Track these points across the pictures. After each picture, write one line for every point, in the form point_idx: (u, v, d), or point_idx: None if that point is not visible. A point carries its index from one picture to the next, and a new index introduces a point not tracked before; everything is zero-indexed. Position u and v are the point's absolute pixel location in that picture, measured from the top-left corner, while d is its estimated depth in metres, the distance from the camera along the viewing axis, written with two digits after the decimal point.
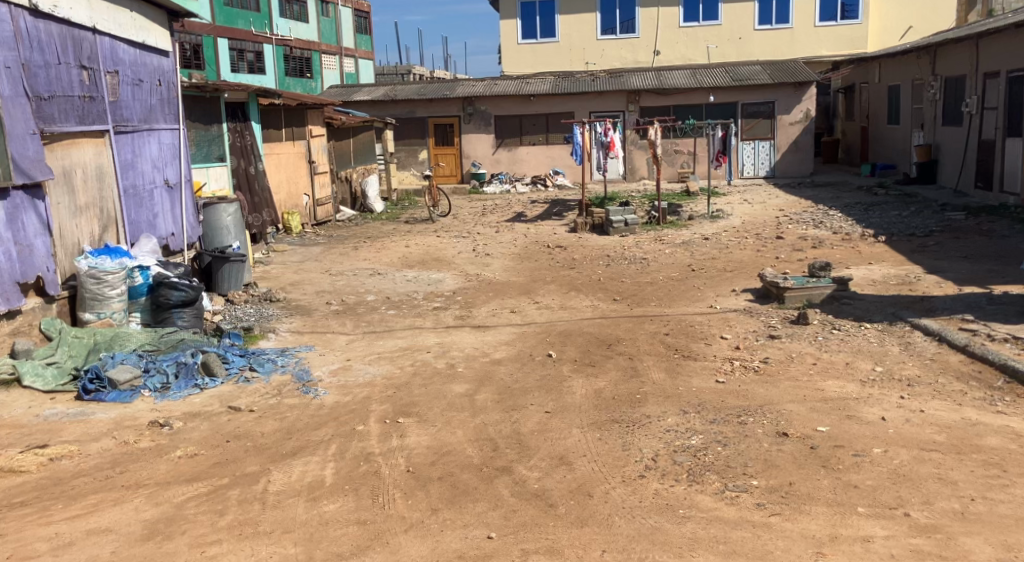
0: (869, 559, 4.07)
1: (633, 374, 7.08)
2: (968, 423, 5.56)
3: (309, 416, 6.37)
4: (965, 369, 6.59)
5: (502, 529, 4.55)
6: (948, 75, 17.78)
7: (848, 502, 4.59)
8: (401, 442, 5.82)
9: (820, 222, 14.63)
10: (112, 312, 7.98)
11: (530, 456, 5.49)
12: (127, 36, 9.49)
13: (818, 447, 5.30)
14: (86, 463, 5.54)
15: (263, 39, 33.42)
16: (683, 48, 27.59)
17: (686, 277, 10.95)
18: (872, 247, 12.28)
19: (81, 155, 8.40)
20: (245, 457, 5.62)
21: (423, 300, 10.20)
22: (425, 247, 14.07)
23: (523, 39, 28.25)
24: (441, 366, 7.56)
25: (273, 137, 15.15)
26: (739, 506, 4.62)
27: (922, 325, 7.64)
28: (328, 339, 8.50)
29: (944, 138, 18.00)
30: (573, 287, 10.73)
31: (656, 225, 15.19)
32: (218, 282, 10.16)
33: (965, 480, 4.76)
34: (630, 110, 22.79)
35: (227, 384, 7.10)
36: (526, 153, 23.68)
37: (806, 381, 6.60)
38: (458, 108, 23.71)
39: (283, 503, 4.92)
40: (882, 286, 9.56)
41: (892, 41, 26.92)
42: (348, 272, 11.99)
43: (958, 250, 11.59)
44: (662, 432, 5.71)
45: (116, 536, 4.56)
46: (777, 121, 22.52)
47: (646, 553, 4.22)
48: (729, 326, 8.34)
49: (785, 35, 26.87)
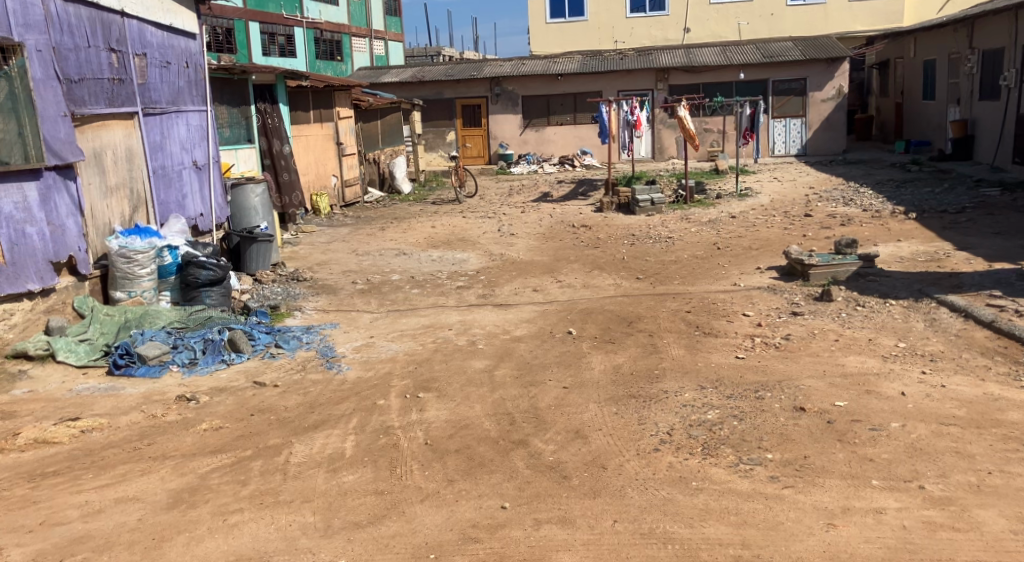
0: (881, 530, 4.06)
1: (652, 351, 7.09)
2: (989, 398, 5.50)
3: (332, 391, 6.49)
4: (989, 344, 6.51)
5: (516, 500, 4.61)
6: (986, 48, 17.34)
7: (862, 475, 4.58)
8: (421, 415, 5.90)
9: (850, 199, 14.41)
10: (143, 291, 8.15)
11: (546, 430, 5.55)
12: (154, 18, 9.62)
13: (835, 421, 5.28)
14: (116, 435, 5.70)
15: (294, 22, 33.56)
16: (713, 25, 27.23)
17: (711, 255, 10.88)
18: (903, 224, 12.11)
19: (112, 137, 8.58)
20: (269, 430, 5.75)
21: (447, 280, 10.26)
22: (450, 228, 14.13)
23: (552, 19, 28.10)
24: (462, 343, 7.62)
25: (301, 119, 15.29)
26: (752, 479, 4.63)
27: (947, 302, 7.53)
28: (353, 318, 8.62)
29: (980, 112, 17.60)
30: (596, 266, 10.72)
31: (683, 204, 15.08)
32: (247, 262, 10.32)
33: (982, 453, 4.72)
34: (659, 89, 22.62)
35: (253, 360, 7.26)
36: (554, 133, 23.60)
37: (827, 357, 6.56)
38: (485, 88, 23.70)
39: (303, 473, 5.04)
40: (910, 264, 9.42)
41: (929, 14, 26.28)
42: (374, 252, 12.08)
43: (992, 226, 11.36)
44: (679, 406, 5.74)
45: (143, 504, 4.71)
46: (809, 98, 22.18)
47: (657, 523, 4.26)
48: (751, 303, 8.31)
49: (817, 10, 26.38)
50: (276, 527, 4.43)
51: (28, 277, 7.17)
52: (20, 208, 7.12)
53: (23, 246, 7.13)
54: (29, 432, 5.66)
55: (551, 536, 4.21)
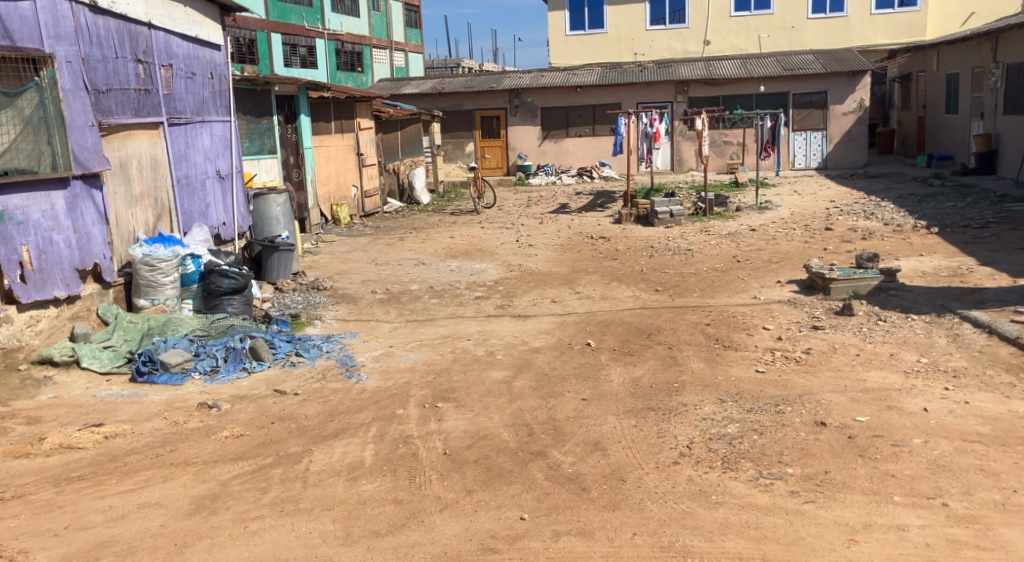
0: (903, 547, 4.03)
1: (671, 363, 7.08)
2: (1015, 415, 5.45)
3: (351, 399, 6.53)
4: (1014, 361, 6.45)
5: (535, 511, 4.61)
6: (1010, 62, 17.17)
7: (884, 491, 4.55)
8: (440, 426, 5.92)
9: (871, 213, 14.32)
10: (166, 298, 8.25)
11: (565, 441, 5.55)
12: (181, 30, 9.77)
13: (856, 436, 5.25)
14: (138, 441, 5.77)
15: (315, 33, 33.86)
16: (734, 38, 27.19)
17: (731, 268, 10.85)
18: (924, 238, 12.01)
19: (137, 146, 8.71)
20: (289, 438, 5.79)
21: (466, 290, 10.30)
22: (469, 238, 14.21)
23: (572, 31, 28.23)
24: (481, 353, 7.65)
25: (322, 130, 15.38)
26: (773, 493, 4.62)
27: (972, 317, 7.46)
28: (372, 327, 8.67)
29: (1005, 127, 17.44)
30: (616, 277, 10.74)
31: (703, 216, 15.04)
32: (268, 270, 10.42)
33: (1008, 471, 4.67)
34: (678, 101, 22.61)
35: (273, 368, 7.32)
36: (573, 144, 23.65)
37: (848, 372, 6.52)
38: (505, 100, 23.82)
39: (323, 482, 5.07)
40: (932, 279, 9.34)
41: (952, 28, 26.14)
42: (394, 262, 12.16)
43: (1016, 242, 11.24)
44: (698, 420, 5.72)
45: (165, 510, 4.75)
46: (830, 111, 22.10)
47: (676, 536, 4.25)
48: (771, 317, 8.27)
49: (839, 24, 26.31)
50: (296, 535, 4.45)
51: (54, 284, 7.28)
52: (48, 217, 7.23)
53: (50, 254, 7.24)
54: (54, 437, 5.74)
55: (571, 548, 4.21)
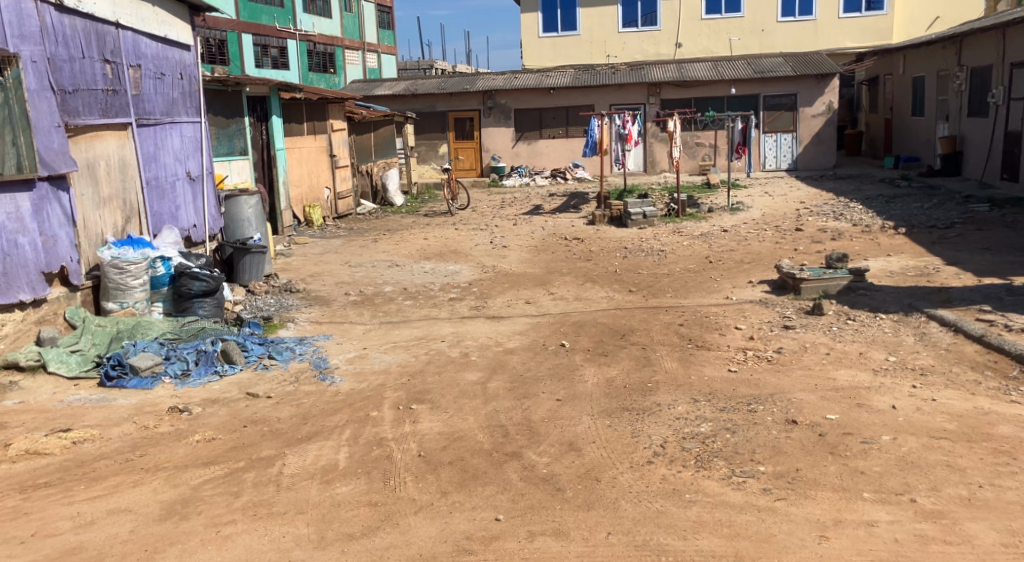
0: (872, 543, 4.09)
1: (645, 363, 7.12)
2: (979, 412, 5.55)
3: (325, 402, 6.49)
4: (979, 359, 6.57)
5: (510, 511, 4.62)
6: (974, 66, 17.49)
7: (854, 487, 4.62)
8: (414, 427, 5.90)
9: (841, 214, 14.54)
10: (135, 301, 8.13)
11: (540, 442, 5.56)
12: (150, 30, 9.65)
13: (826, 434, 5.31)
14: (107, 446, 5.69)
15: (286, 34, 33.63)
16: (705, 40, 27.42)
17: (704, 269, 10.95)
18: (892, 238, 12.20)
19: (105, 147, 8.58)
20: (262, 441, 5.74)
21: (440, 291, 10.30)
22: (443, 240, 14.17)
23: (545, 33, 28.29)
24: (456, 355, 7.63)
25: (294, 131, 15.28)
26: (745, 492, 4.66)
27: (938, 316, 7.59)
28: (345, 329, 8.62)
29: (969, 129, 17.76)
30: (589, 278, 10.77)
31: (675, 217, 15.17)
32: (240, 273, 10.32)
33: (973, 467, 4.76)
34: (651, 103, 22.79)
35: (246, 371, 7.25)
36: (546, 146, 23.70)
37: (818, 371, 6.60)
38: (478, 101, 23.81)
39: (297, 485, 5.03)
40: (900, 278, 9.49)
41: (918, 32, 26.56)
42: (367, 264, 12.11)
43: (981, 242, 11.46)
44: (672, 419, 5.76)
45: (135, 515, 4.69)
46: (799, 113, 22.36)
47: (650, 535, 4.27)
48: (743, 317, 8.35)
49: (808, 27, 26.64)
50: (269, 539, 4.42)
51: (19, 287, 7.14)
52: (13, 219, 7.10)
53: (15, 256, 7.10)
54: (20, 443, 5.64)
55: (545, 548, 4.22)
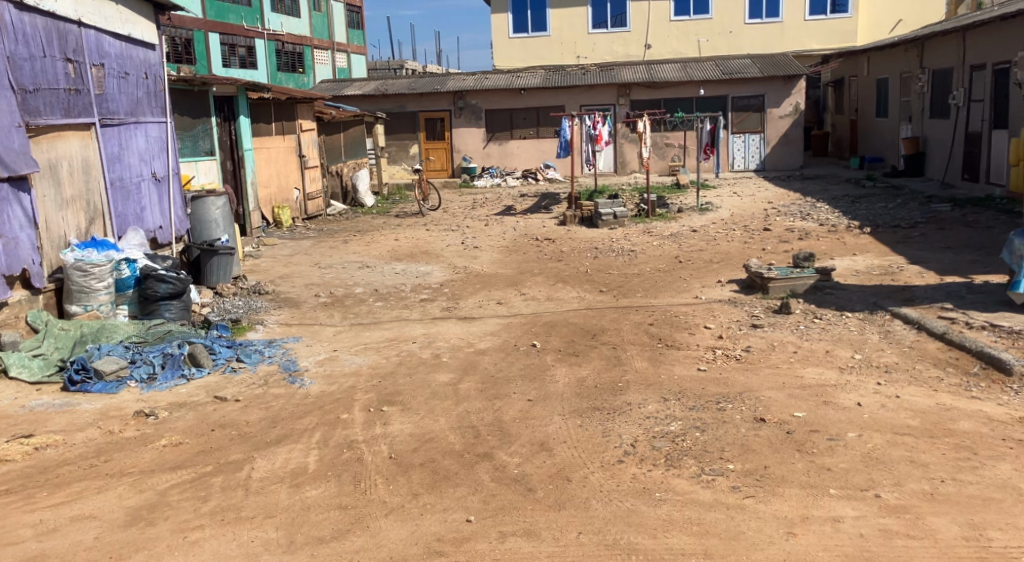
0: (838, 538, 4.15)
1: (616, 363, 7.16)
2: (941, 408, 5.65)
3: (295, 405, 6.43)
4: (941, 356, 6.69)
5: (481, 513, 4.61)
6: (936, 68, 17.81)
7: (821, 484, 4.68)
8: (385, 429, 5.88)
9: (808, 214, 14.73)
10: (100, 305, 8.00)
11: (511, 442, 5.57)
12: (113, 29, 9.50)
13: (793, 432, 5.38)
14: (71, 452, 5.59)
15: (254, 34, 33.30)
16: (674, 42, 27.64)
17: (674, 269, 11.03)
18: (858, 238, 12.38)
19: (67, 147, 8.43)
20: (230, 445, 5.68)
21: (411, 292, 10.26)
22: (414, 241, 14.12)
23: (515, 33, 28.32)
24: (427, 356, 7.60)
25: (262, 131, 15.13)
26: (714, 489, 4.70)
27: (901, 314, 7.72)
28: (315, 331, 8.55)
29: (931, 130, 18.09)
30: (560, 278, 10.80)
31: (645, 217, 15.26)
32: (207, 275, 10.19)
33: (935, 462, 4.85)
34: (621, 104, 22.90)
35: (213, 375, 7.16)
36: (517, 147, 23.72)
37: (786, 369, 6.68)
38: (449, 101, 23.77)
39: (266, 489, 4.98)
40: (865, 277, 9.64)
41: (881, 35, 26.98)
42: (337, 265, 12.03)
43: (943, 241, 11.67)
44: (642, 419, 5.79)
45: (100, 522, 4.62)
46: (767, 114, 22.60)
47: (621, 534, 4.29)
48: (712, 316, 8.43)
49: (775, 29, 26.95)
50: (237, 543, 4.37)
51: None
52: None
53: None
54: None
55: (517, 549, 4.22)
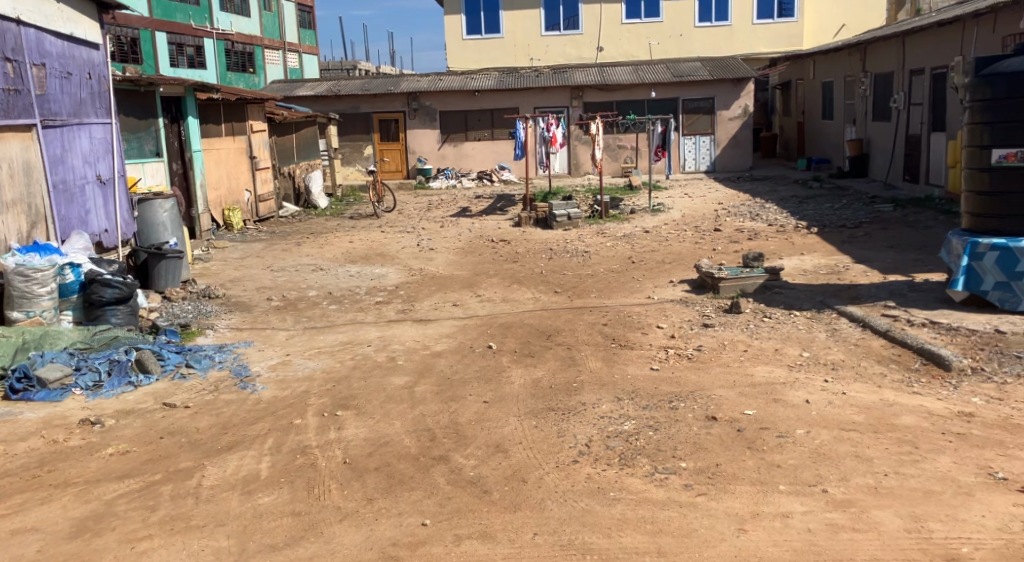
0: (787, 533, 4.23)
1: (570, 363, 7.20)
2: (885, 404, 5.80)
3: (246, 411, 6.34)
4: (885, 352, 6.87)
5: (437, 516, 4.60)
6: (878, 72, 18.29)
7: (770, 481, 4.77)
8: (339, 434, 5.83)
9: (757, 214, 15.01)
10: (43, 311, 7.79)
11: (467, 445, 5.56)
12: (54, 28, 9.24)
13: (744, 429, 5.48)
14: (12, 463, 5.43)
15: (203, 33, 32.72)
16: (626, 44, 27.91)
17: (627, 269, 11.14)
18: (806, 238, 12.65)
19: (7, 149, 8.19)
20: (180, 452, 5.57)
21: (365, 295, 10.18)
22: (368, 243, 14.02)
23: (468, 35, 28.31)
24: (382, 359, 7.56)
25: (211, 132, 14.88)
26: (667, 488, 4.76)
27: (847, 312, 7.91)
28: (267, 335, 8.44)
29: (875, 132, 18.57)
30: (516, 280, 10.83)
31: (599, 218, 15.37)
32: (155, 279, 10.00)
33: (879, 457, 4.98)
34: (574, 106, 23.03)
35: (162, 381, 7.01)
36: (472, 148, 23.70)
37: (736, 367, 6.79)
38: (402, 103, 23.66)
39: (217, 497, 4.90)
40: (812, 276, 9.86)
41: (826, 39, 27.60)
42: (290, 268, 11.89)
43: (887, 240, 12.00)
44: (596, 418, 5.84)
45: (43, 535, 4.50)
46: (717, 116, 22.95)
47: (576, 534, 4.32)
48: (665, 316, 8.53)
49: (724, 33, 27.39)
50: (188, 553, 4.29)
51: None
52: None
53: None
54: None
55: (472, 551, 4.22)
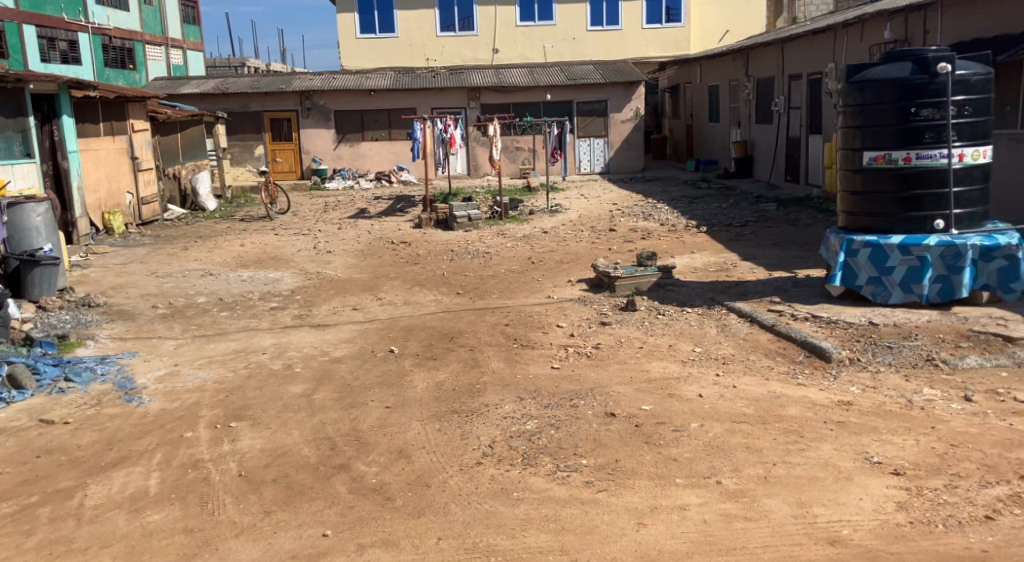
0: (684, 525, 4.37)
1: (472, 365, 7.21)
2: (773, 395, 6.07)
3: (132, 425, 6.03)
4: (771, 346, 7.19)
5: (339, 526, 4.51)
6: (760, 77, 19.14)
7: (668, 474, 4.91)
8: (233, 446, 5.63)
9: (650, 214, 15.44)
10: None
11: (368, 451, 5.48)
12: None
13: (642, 425, 5.62)
14: None
15: (77, 27, 30.95)
16: (520, 46, 28.16)
17: (527, 269, 11.24)
18: (696, 237, 13.10)
19: None
20: (59, 472, 5.25)
21: (260, 301, 9.88)
22: (262, 246, 13.61)
23: (362, 34, 27.88)
24: (278, 367, 7.35)
25: (89, 131, 14.09)
26: (569, 486, 4.83)
27: (736, 308, 8.24)
28: (153, 345, 8.06)
29: (758, 135, 19.43)
30: (416, 282, 10.74)
31: (499, 219, 15.43)
32: (28, 287, 9.40)
33: (769, 447, 5.21)
34: (471, 107, 23.05)
35: (38, 397, 6.59)
36: (368, 148, 23.36)
37: (633, 364, 6.96)
38: (295, 102, 23.09)
39: (101, 517, 4.65)
40: (703, 274, 10.21)
41: (711, 44, 28.66)
42: (177, 274, 11.39)
43: (771, 238, 12.56)
44: (499, 419, 5.86)
45: None
46: (610, 118, 23.46)
47: (480, 537, 4.33)
48: (565, 315, 8.65)
49: (615, 36, 28.01)
50: None
51: None
52: None
53: None
54: None
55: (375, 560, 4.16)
